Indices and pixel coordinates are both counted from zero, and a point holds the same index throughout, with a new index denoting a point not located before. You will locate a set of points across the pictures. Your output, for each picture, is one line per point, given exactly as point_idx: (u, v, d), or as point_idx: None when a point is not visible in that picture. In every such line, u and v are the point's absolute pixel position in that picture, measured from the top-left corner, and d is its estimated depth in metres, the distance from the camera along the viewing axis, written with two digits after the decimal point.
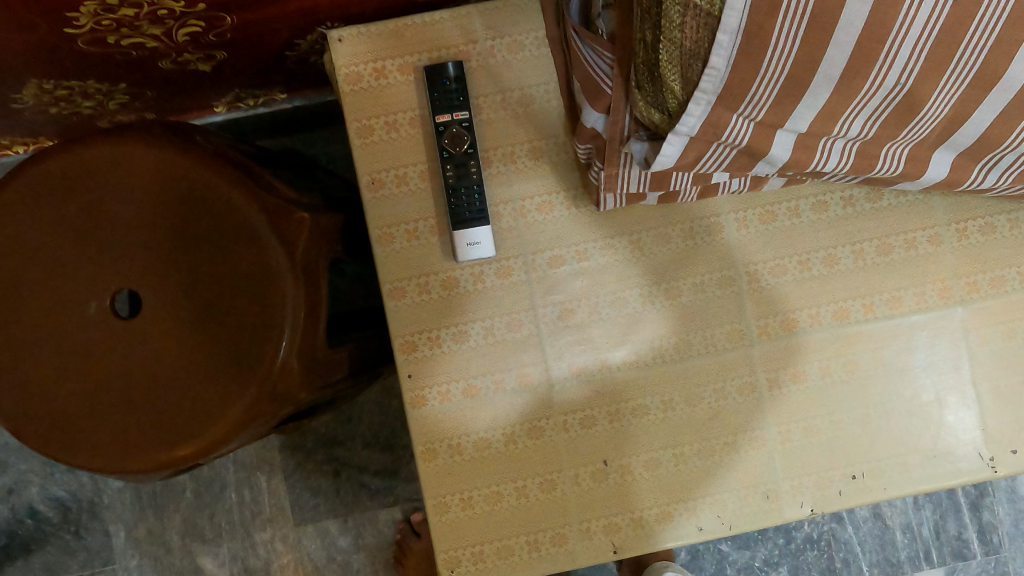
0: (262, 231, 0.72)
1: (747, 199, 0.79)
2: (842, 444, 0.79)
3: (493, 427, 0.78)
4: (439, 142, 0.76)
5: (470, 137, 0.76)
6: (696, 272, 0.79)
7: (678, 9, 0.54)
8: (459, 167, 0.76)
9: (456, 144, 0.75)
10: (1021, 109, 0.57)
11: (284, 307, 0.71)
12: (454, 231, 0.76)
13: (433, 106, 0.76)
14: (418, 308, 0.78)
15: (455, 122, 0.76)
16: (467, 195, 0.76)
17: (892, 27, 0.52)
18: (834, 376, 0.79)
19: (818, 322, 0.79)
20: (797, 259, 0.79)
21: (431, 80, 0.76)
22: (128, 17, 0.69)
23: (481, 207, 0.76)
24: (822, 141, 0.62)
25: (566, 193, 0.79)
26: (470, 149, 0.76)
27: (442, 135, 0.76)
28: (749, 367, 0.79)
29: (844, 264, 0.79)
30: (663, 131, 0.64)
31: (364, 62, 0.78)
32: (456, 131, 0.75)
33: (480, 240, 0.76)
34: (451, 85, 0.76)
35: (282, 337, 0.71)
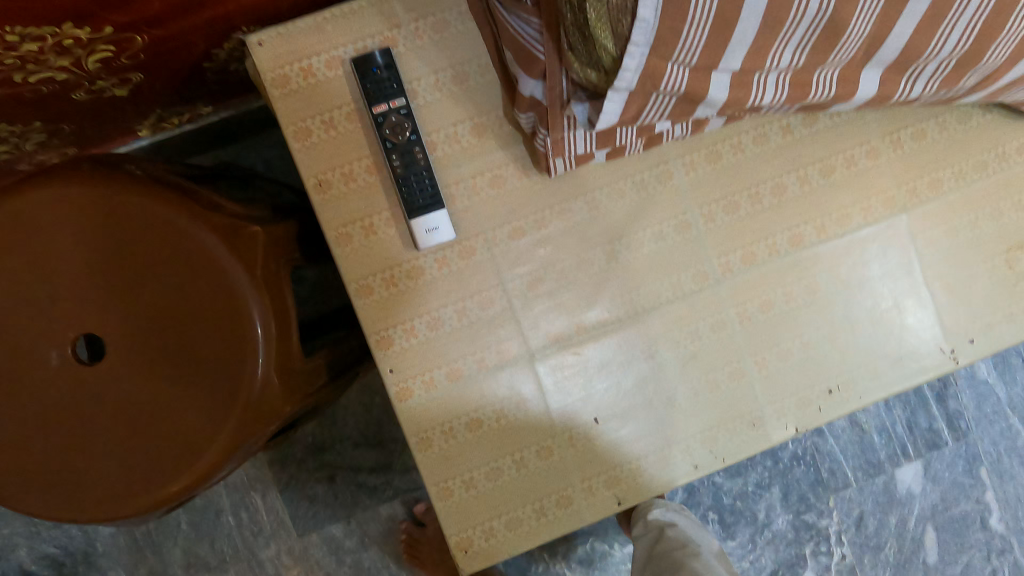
0: (214, 251, 0.70)
1: (692, 142, 0.80)
2: (816, 362, 0.82)
3: (482, 406, 0.79)
4: (380, 133, 0.75)
5: (411, 124, 0.75)
6: (654, 222, 0.81)
7: None
8: (405, 155, 0.75)
9: (398, 133, 0.74)
10: (937, 17, 0.59)
11: (253, 324, 0.70)
12: (410, 220, 0.75)
13: (368, 98, 0.75)
14: (388, 302, 0.77)
15: (393, 111, 0.74)
16: (417, 182, 0.75)
17: None
18: (798, 299, 0.82)
19: (776, 251, 0.82)
20: (748, 193, 0.81)
21: (361, 72, 0.74)
22: (32, 53, 0.66)
23: (433, 192, 0.75)
24: (756, 76, 0.63)
25: (515, 164, 0.79)
26: (412, 136, 0.75)
27: (382, 125, 0.75)
28: (718, 305, 0.81)
29: (792, 191, 0.82)
30: (602, 89, 0.65)
31: (289, 63, 0.75)
32: (395, 120, 0.74)
33: (438, 225, 0.76)
34: (383, 73, 0.75)
35: (257, 355, 0.70)
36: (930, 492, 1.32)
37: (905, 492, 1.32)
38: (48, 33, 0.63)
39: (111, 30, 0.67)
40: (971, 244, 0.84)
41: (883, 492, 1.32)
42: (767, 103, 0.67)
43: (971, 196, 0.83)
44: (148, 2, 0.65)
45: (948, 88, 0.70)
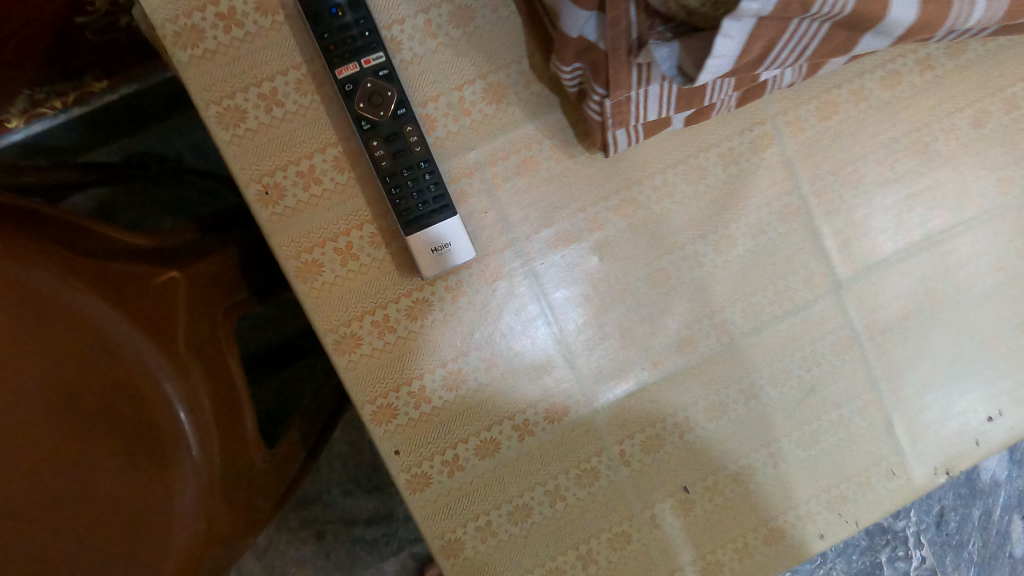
0: (108, 326, 0.46)
1: (798, 91, 0.56)
2: (968, 381, 0.61)
3: (529, 488, 0.57)
4: (352, 108, 0.49)
5: (396, 92, 0.49)
6: (751, 208, 0.57)
7: None
8: (391, 140, 0.50)
9: (378, 107, 0.49)
10: None
11: (178, 410, 0.48)
12: (407, 236, 0.51)
13: (327, 55, 0.49)
14: (385, 357, 0.54)
15: (367, 73, 0.49)
16: (413, 179, 0.50)
17: None
18: (946, 300, 0.60)
19: (915, 236, 0.59)
20: (875, 158, 0.58)
21: (312, 14, 0.48)
22: None
23: (438, 191, 0.51)
24: None
25: (552, 139, 0.54)
26: (400, 109, 0.49)
27: (352, 97, 0.49)
28: (840, 315, 0.59)
29: (934, 150, 0.58)
30: (710, 20, 0.41)
31: (199, 8, 0.49)
32: (372, 87, 0.49)
33: (450, 239, 0.51)
34: (346, 16, 0.48)
35: (190, 452, 0.48)
36: (1016, 479, 1.15)
37: (989, 482, 1.14)
38: None
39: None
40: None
41: (964, 484, 1.14)
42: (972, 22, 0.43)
43: None
44: None
45: None
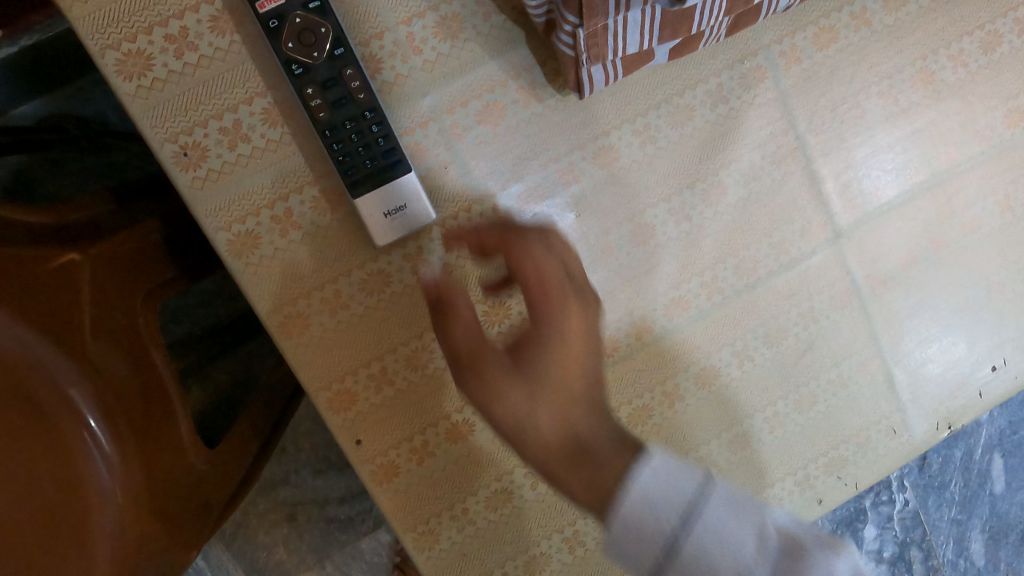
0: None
1: (793, 15, 0.49)
2: (975, 330, 0.57)
3: (507, 471, 0.52)
4: (279, 50, 0.41)
5: (331, 28, 0.41)
6: (743, 150, 0.51)
7: None
8: (329, 87, 0.42)
9: (310, 45, 0.41)
10: None
11: (82, 407, 0.44)
12: (354, 200, 0.44)
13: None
14: (338, 337, 0.47)
15: (295, 8, 0.41)
16: (358, 132, 0.43)
17: None
18: (952, 244, 0.55)
19: (920, 174, 0.53)
20: (878, 90, 0.52)
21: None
22: None
23: (388, 146, 0.44)
24: None
25: (517, 80, 0.47)
26: (336, 47, 0.42)
27: (278, 36, 0.41)
28: (840, 267, 0.54)
29: (941, 79, 0.53)
30: None
31: None
32: (301, 22, 0.41)
33: (405, 200, 0.45)
34: None
35: (102, 451, 0.45)
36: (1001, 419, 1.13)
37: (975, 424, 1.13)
38: None
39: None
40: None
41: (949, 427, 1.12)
42: None
43: None
44: None
45: None
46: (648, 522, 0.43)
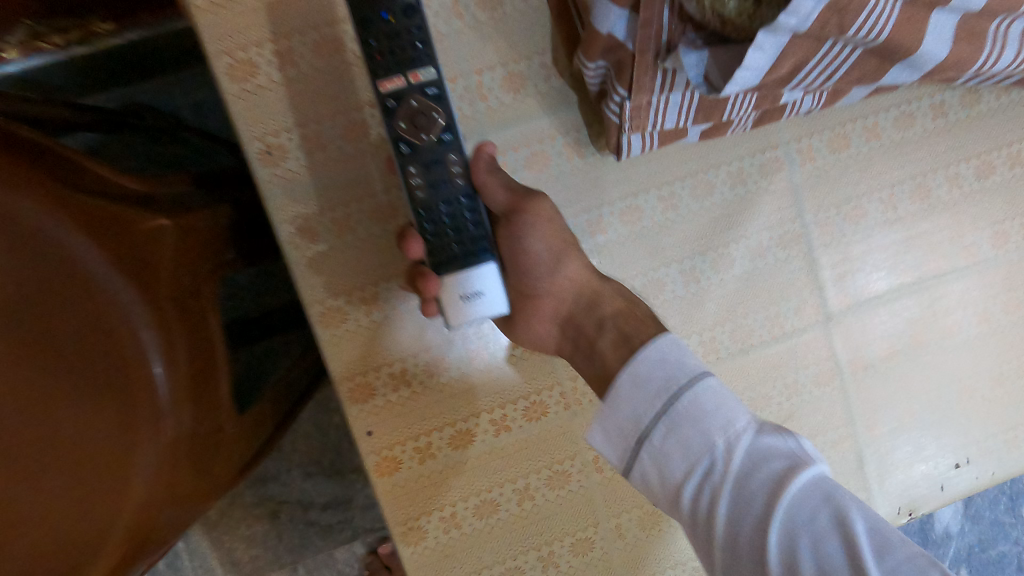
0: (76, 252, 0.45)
1: (815, 120, 0.56)
2: (941, 428, 0.61)
3: (498, 484, 0.56)
4: (391, 128, 0.42)
5: (444, 115, 0.43)
6: (752, 229, 0.57)
7: None
8: (431, 168, 0.44)
9: (419, 129, 0.43)
10: None
11: (148, 351, 0.48)
12: (440, 282, 0.45)
13: (370, 64, 0.41)
14: (369, 335, 0.53)
15: (415, 88, 0.42)
16: (450, 214, 0.45)
17: None
18: (930, 344, 0.60)
19: (908, 276, 0.59)
20: (880, 196, 0.58)
21: (361, 17, 0.40)
22: None
23: (475, 231, 0.46)
24: (996, 22, 0.41)
25: (565, 136, 0.54)
26: (444, 132, 0.43)
27: (393, 114, 0.42)
28: (827, 347, 0.59)
29: (937, 195, 0.59)
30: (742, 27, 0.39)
31: None
32: (417, 105, 0.42)
33: (485, 290, 0.46)
34: (396, 18, 0.41)
35: (156, 396, 0.48)
36: None
37: None
38: None
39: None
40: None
41: None
42: (991, 68, 0.45)
43: None
44: None
45: None
46: (649, 393, 0.43)
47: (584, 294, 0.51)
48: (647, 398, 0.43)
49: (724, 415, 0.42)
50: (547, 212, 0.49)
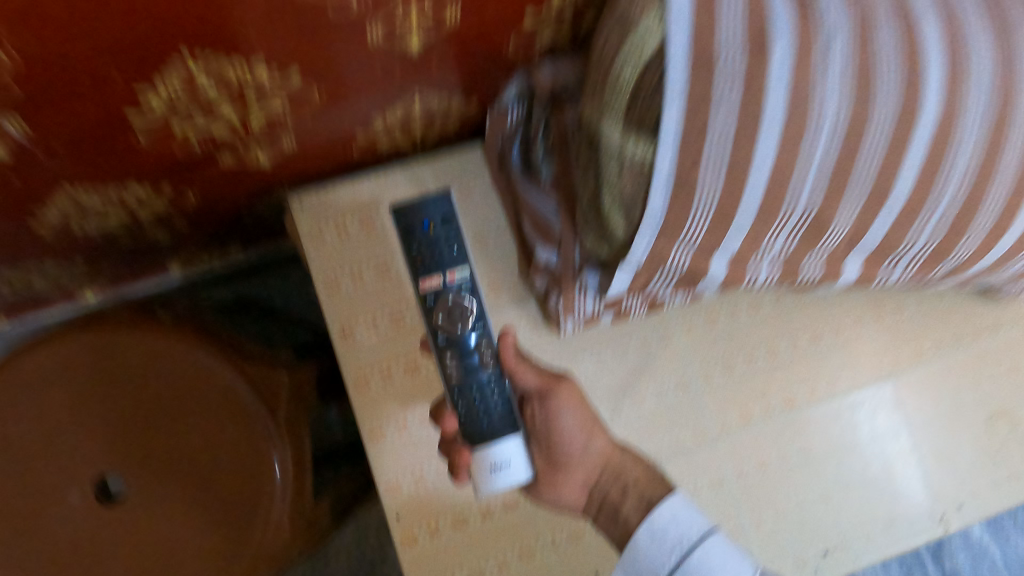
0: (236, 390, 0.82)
1: (692, 309, 0.86)
2: (808, 525, 0.84)
3: (484, 556, 0.81)
4: (432, 322, 0.70)
5: (472, 310, 0.71)
6: (661, 378, 0.84)
7: (614, 162, 0.61)
8: (464, 357, 0.71)
9: (455, 320, 0.70)
10: (914, 219, 0.62)
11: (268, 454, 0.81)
12: (473, 449, 0.71)
13: (415, 271, 0.70)
14: (398, 448, 0.80)
15: (448, 285, 0.70)
16: (480, 402, 0.72)
17: (796, 171, 0.57)
18: (793, 460, 0.85)
19: (772, 412, 0.85)
20: (745, 356, 0.86)
21: (407, 228, 0.70)
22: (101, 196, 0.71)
23: (502, 413, 0.72)
24: (750, 260, 0.69)
25: (526, 319, 0.84)
26: (472, 324, 0.71)
27: (436, 311, 0.70)
28: (717, 463, 0.84)
29: (785, 354, 0.86)
30: (612, 261, 0.72)
31: (325, 221, 0.82)
32: (455, 302, 0.70)
33: (510, 459, 0.72)
34: (437, 229, 0.70)
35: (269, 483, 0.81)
36: None
37: None
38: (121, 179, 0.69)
39: (131, 238, 0.87)
40: (977, 403, 0.88)
41: None
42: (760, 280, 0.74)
43: (955, 365, 0.88)
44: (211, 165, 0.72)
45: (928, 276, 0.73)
46: (665, 533, 0.72)
47: (609, 467, 0.77)
48: (665, 552, 0.71)
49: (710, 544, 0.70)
50: (572, 396, 0.77)
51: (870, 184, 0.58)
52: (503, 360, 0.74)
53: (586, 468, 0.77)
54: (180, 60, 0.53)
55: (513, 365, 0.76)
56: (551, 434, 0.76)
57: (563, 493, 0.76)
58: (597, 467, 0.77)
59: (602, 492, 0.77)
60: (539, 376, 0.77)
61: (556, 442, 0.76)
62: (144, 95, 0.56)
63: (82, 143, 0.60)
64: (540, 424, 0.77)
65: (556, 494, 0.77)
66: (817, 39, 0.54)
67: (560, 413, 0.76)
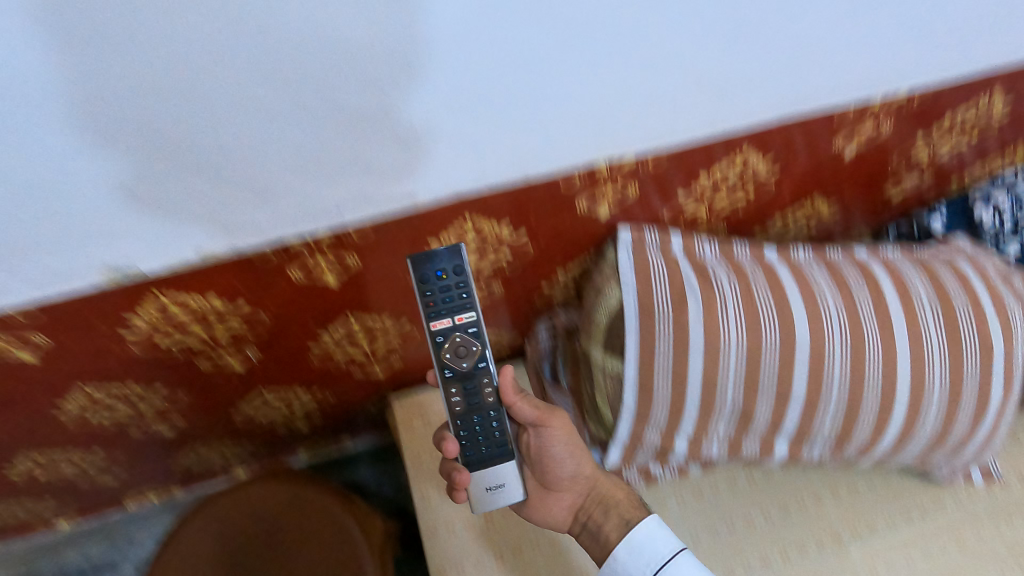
0: None
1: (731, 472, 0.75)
2: None
3: None
4: (438, 358, 0.52)
5: (482, 346, 0.53)
6: (688, 521, 0.72)
7: (598, 364, 0.67)
8: (470, 391, 0.54)
9: (462, 358, 0.52)
10: (877, 386, 0.64)
11: None
12: (471, 477, 0.55)
13: (425, 314, 0.51)
14: None
15: (457, 330, 0.52)
16: (481, 424, 0.54)
17: (721, 366, 0.63)
18: None
19: None
20: (822, 522, 0.71)
21: (420, 274, 0.51)
22: (111, 432, 0.70)
23: (502, 437, 0.55)
24: (700, 435, 0.67)
25: None
26: (481, 361, 0.53)
27: (440, 348, 0.52)
28: None
29: (873, 517, 0.71)
30: (609, 442, 0.69)
31: (337, 404, 0.81)
32: (460, 341, 0.52)
33: (505, 480, 0.55)
34: (448, 279, 0.51)
35: None
36: None
37: None
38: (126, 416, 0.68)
39: (206, 469, 0.88)
40: (1005, 556, 0.68)
41: None
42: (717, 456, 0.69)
43: None
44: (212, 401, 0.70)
45: (949, 429, 0.66)
46: (641, 553, 0.57)
47: (595, 489, 0.61)
48: None
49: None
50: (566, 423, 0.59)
51: (792, 367, 0.63)
52: (503, 393, 0.54)
53: (575, 497, 0.61)
54: (345, 320, 0.63)
55: (511, 398, 0.55)
56: (543, 464, 0.59)
57: (551, 516, 0.60)
58: (590, 497, 0.61)
59: (582, 534, 0.61)
60: (534, 406, 0.56)
61: (550, 484, 0.60)
62: (170, 305, 0.52)
63: (204, 389, 0.67)
64: (537, 456, 0.59)
65: (546, 526, 0.62)
66: (755, 292, 0.64)
67: (552, 446, 0.58)
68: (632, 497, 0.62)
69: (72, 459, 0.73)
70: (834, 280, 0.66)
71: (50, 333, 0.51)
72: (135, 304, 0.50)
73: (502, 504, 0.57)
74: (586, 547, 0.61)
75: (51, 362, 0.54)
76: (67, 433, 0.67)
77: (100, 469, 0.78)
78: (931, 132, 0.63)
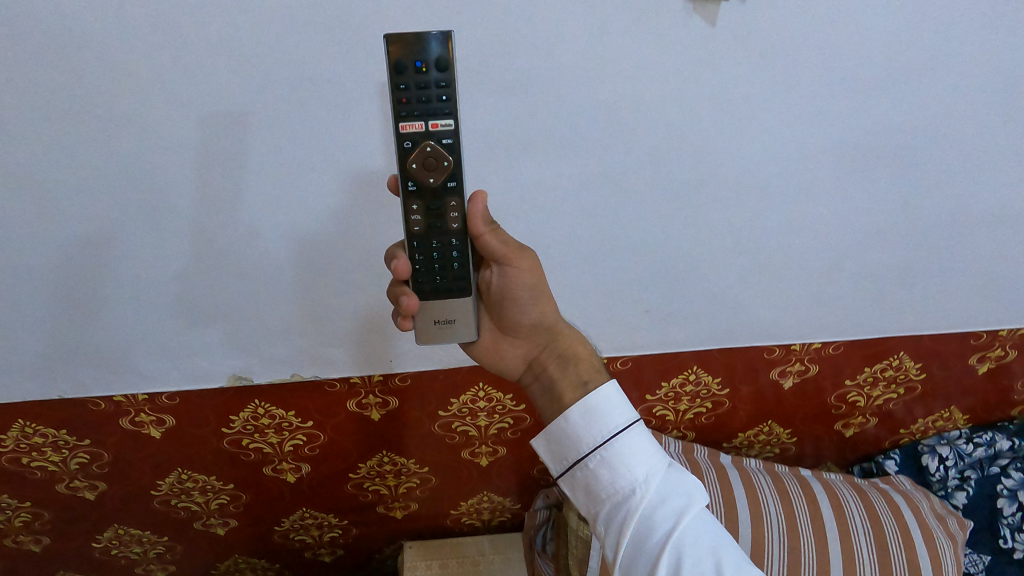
0: None
1: None
2: None
3: None
4: (402, 167, 0.43)
5: (455, 163, 0.43)
6: None
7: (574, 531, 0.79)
8: (432, 209, 0.44)
9: (430, 167, 0.43)
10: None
11: None
12: (421, 303, 0.47)
13: (395, 107, 0.41)
14: None
15: (430, 137, 0.42)
16: (438, 251, 0.45)
17: None
18: None
19: None
20: None
21: (394, 62, 0.40)
22: (181, 521, 0.87)
23: (461, 273, 0.46)
24: None
25: None
26: (450, 178, 0.43)
27: (406, 154, 0.43)
28: None
29: None
30: None
31: (359, 540, 0.95)
32: (429, 151, 0.42)
33: (456, 316, 0.48)
34: (428, 76, 0.41)
35: None
36: None
37: None
38: (198, 508, 0.85)
39: None
40: None
41: None
42: None
43: None
44: (266, 509, 0.87)
45: None
46: (595, 422, 0.46)
47: (555, 343, 0.52)
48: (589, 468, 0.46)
49: (646, 459, 0.45)
50: (535, 268, 0.49)
51: None
52: (469, 219, 0.45)
53: (532, 346, 0.53)
54: (379, 455, 0.81)
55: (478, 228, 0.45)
56: (503, 308, 0.50)
57: (505, 363, 0.53)
58: (546, 350, 0.52)
59: (532, 383, 0.53)
60: (501, 237, 0.47)
61: (508, 330, 0.52)
62: (261, 412, 0.72)
63: (261, 494, 0.84)
64: (499, 298, 0.50)
65: (495, 369, 0.54)
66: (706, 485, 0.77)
67: (518, 288, 0.49)
68: (593, 362, 0.52)
69: (144, 541, 0.89)
70: (776, 488, 0.79)
71: (177, 417, 0.72)
72: (239, 406, 0.71)
73: (450, 342, 0.49)
74: (533, 397, 0.52)
75: (167, 441, 0.74)
76: (151, 513, 0.85)
77: (158, 557, 0.93)
78: (858, 378, 0.79)
